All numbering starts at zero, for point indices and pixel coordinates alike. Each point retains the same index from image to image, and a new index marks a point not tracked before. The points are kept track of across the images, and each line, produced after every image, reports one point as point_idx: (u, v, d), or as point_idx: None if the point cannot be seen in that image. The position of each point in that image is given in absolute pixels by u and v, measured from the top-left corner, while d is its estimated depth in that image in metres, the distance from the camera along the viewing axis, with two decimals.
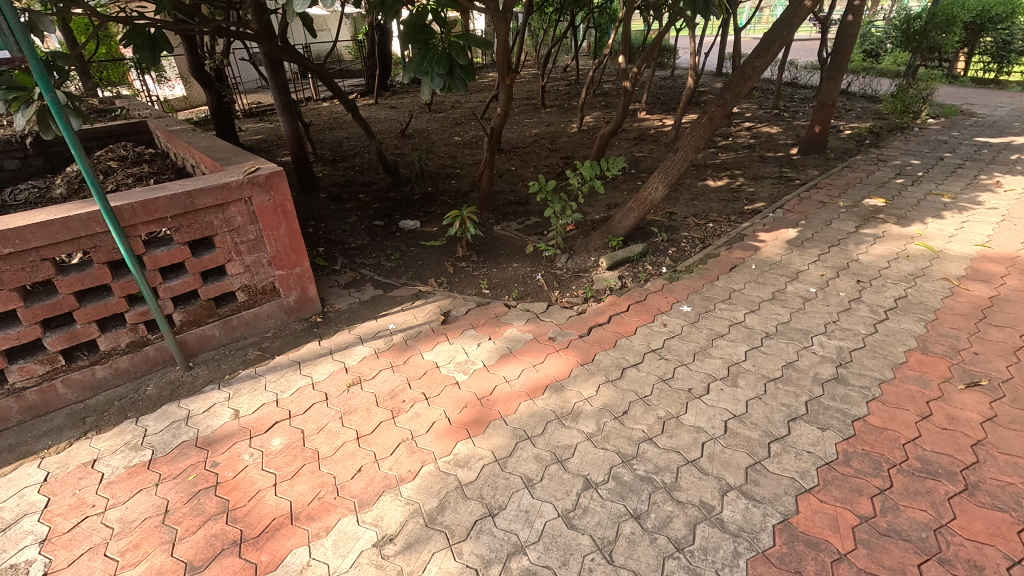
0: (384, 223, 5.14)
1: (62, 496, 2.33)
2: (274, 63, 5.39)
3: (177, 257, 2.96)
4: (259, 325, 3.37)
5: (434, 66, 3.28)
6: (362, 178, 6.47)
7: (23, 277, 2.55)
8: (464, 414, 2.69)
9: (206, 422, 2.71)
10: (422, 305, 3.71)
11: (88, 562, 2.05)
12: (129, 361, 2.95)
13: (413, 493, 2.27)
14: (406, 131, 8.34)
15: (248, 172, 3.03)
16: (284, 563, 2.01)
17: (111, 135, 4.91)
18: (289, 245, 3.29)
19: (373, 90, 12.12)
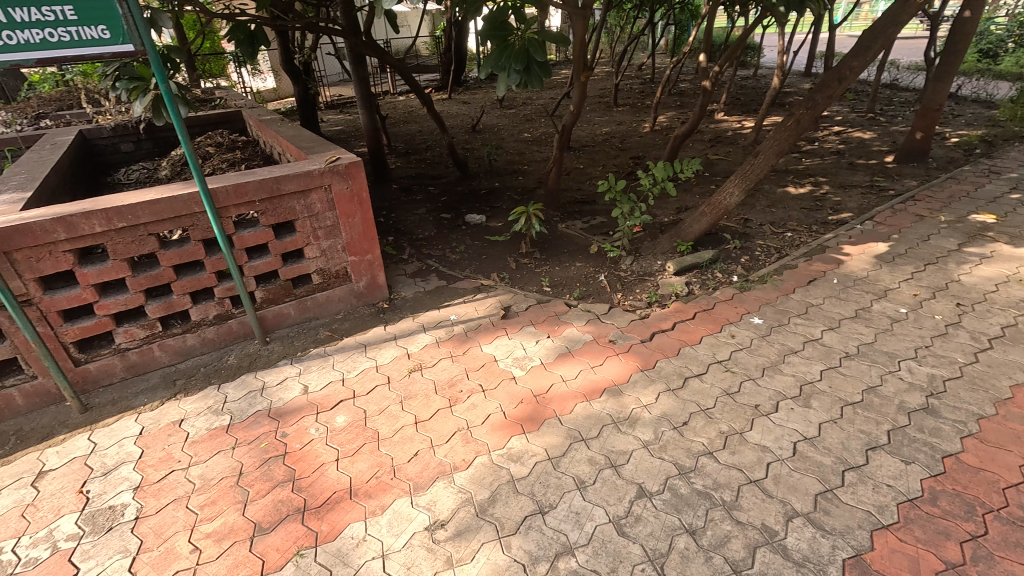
0: (451, 216, 5.26)
1: (153, 450, 2.56)
2: (357, 58, 5.63)
3: (262, 238, 3.17)
4: (331, 307, 3.55)
5: (511, 63, 3.32)
6: (432, 171, 6.65)
7: (133, 250, 2.82)
8: (519, 410, 2.70)
9: (279, 394, 2.89)
10: (484, 299, 3.76)
11: (173, 511, 2.25)
12: (215, 332, 3.20)
13: (465, 482, 2.31)
14: (477, 127, 8.47)
15: (329, 161, 3.20)
16: (342, 534, 2.11)
17: (211, 123, 5.34)
18: (362, 232, 3.44)
19: (447, 85, 12.41)
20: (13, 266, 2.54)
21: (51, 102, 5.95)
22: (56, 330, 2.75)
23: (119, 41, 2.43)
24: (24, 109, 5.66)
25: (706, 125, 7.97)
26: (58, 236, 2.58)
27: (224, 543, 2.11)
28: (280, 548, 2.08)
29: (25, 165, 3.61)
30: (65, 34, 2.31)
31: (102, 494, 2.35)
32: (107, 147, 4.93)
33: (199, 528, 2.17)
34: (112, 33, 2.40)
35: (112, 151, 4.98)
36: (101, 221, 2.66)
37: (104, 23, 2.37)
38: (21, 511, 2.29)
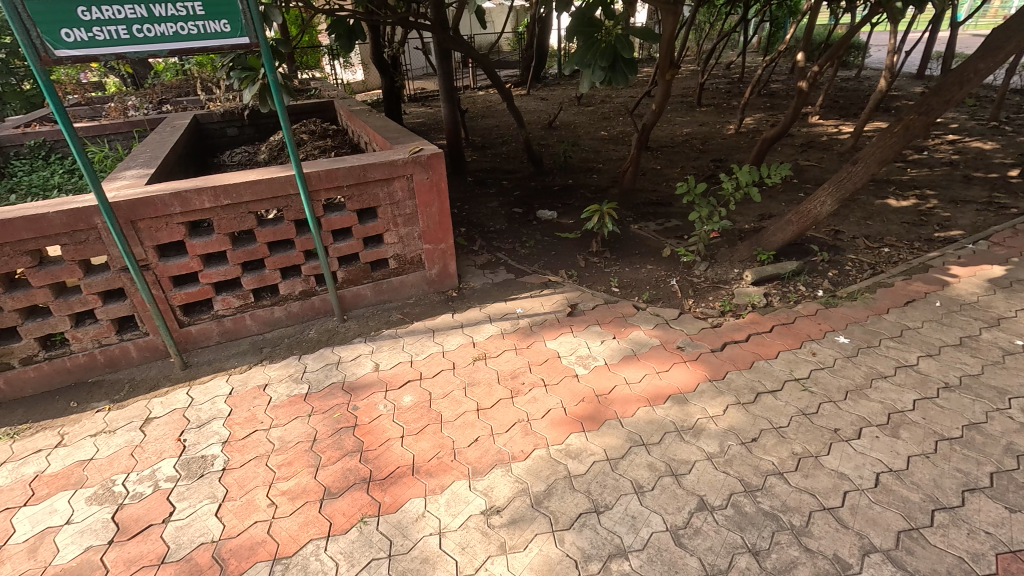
0: (523, 211, 5.30)
1: (240, 409, 2.81)
2: (443, 53, 5.80)
3: (347, 222, 3.35)
4: (404, 292, 3.71)
5: (597, 60, 3.30)
6: (507, 165, 6.73)
7: (235, 226, 3.09)
8: (580, 407, 2.70)
9: (352, 369, 3.07)
10: (551, 295, 3.77)
11: (255, 467, 2.46)
12: (299, 306, 3.44)
13: (522, 472, 2.34)
14: (554, 123, 8.47)
15: (413, 151, 3.33)
16: (403, 507, 2.21)
17: (306, 111, 5.70)
18: (439, 221, 3.56)
19: (526, 81, 12.49)
20: (136, 234, 2.86)
21: (172, 89, 6.60)
22: (167, 293, 3.07)
23: (237, 35, 2.67)
24: (149, 95, 6.33)
25: (798, 128, 7.50)
26: (174, 210, 2.87)
27: (297, 502, 2.27)
28: (346, 513, 2.21)
29: (149, 145, 4.03)
30: (193, 27, 2.55)
31: (197, 444, 2.60)
32: (216, 131, 5.41)
33: (277, 485, 2.36)
34: (232, 27, 2.64)
35: (220, 134, 5.45)
36: (210, 198, 2.93)
37: (225, 18, 2.61)
38: (130, 450, 2.58)
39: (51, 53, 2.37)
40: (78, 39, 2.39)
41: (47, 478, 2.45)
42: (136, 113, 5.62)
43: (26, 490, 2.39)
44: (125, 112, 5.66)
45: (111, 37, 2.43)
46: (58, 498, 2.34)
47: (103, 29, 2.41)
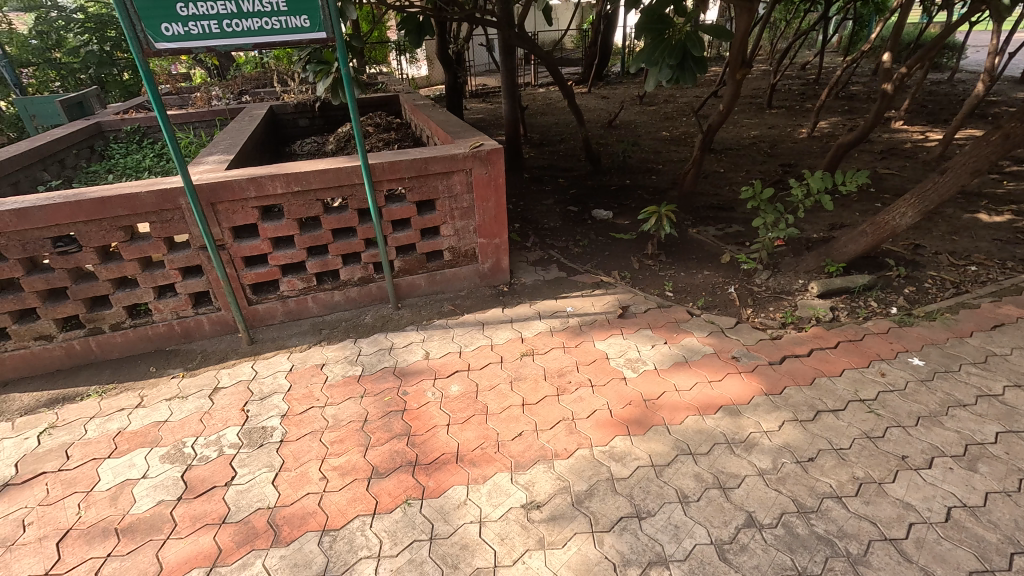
0: (578, 210, 5.27)
1: (299, 386, 2.96)
2: (507, 49, 5.84)
3: (406, 213, 3.45)
4: (457, 283, 3.78)
5: (665, 57, 3.24)
6: (564, 163, 6.70)
7: (303, 212, 3.25)
8: (626, 411, 2.66)
9: (404, 356, 3.16)
10: (602, 295, 3.73)
11: (310, 441, 2.59)
12: (357, 292, 3.58)
13: (565, 470, 2.34)
14: (614, 122, 8.35)
15: (473, 146, 3.38)
16: (446, 493, 2.27)
17: (372, 104, 5.91)
18: (494, 216, 3.60)
19: (588, 79, 12.38)
20: (215, 216, 3.06)
21: (252, 81, 7.01)
22: (239, 272, 3.27)
23: (315, 29, 2.80)
24: (231, 86, 6.74)
25: (878, 134, 7.02)
26: (249, 194, 3.06)
27: (347, 478, 2.37)
28: (391, 493, 2.29)
29: (230, 133, 4.31)
30: (276, 22, 2.70)
31: (258, 415, 2.77)
32: (289, 121, 5.71)
33: (329, 460, 2.47)
34: (311, 22, 2.78)
35: (293, 125, 5.74)
36: (282, 184, 3.09)
37: (306, 14, 2.75)
38: (199, 416, 2.78)
39: (151, 45, 2.58)
40: (176, 33, 2.58)
41: (128, 434, 2.68)
42: (220, 103, 6.02)
43: (110, 444, 2.63)
44: (210, 102, 6.07)
45: (203, 32, 2.61)
46: (137, 454, 2.56)
47: (198, 24, 2.59)
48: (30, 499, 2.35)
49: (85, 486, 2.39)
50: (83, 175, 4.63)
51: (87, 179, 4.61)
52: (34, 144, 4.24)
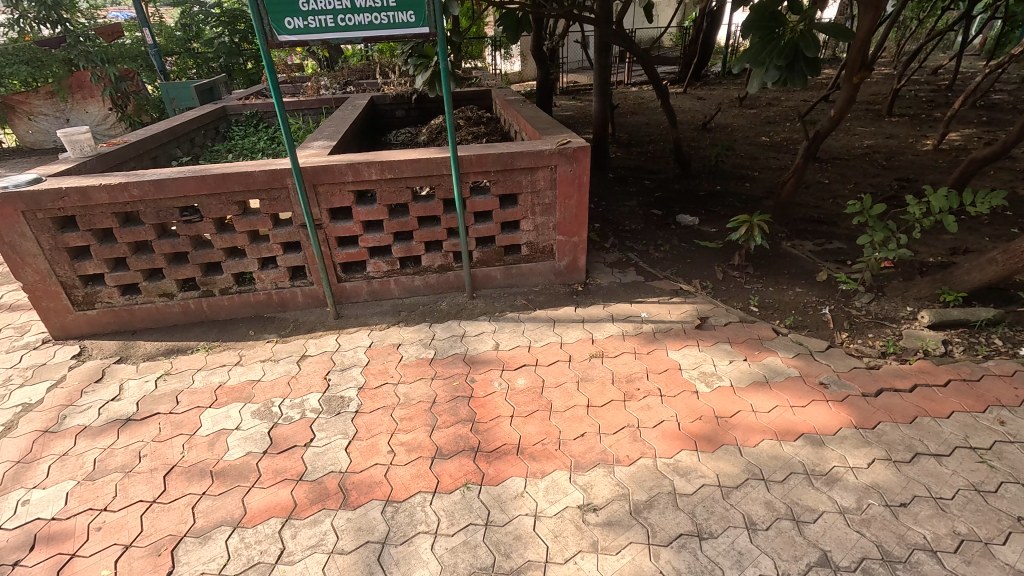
0: (662, 213, 5.11)
1: (376, 362, 3.13)
2: (603, 47, 5.76)
3: (489, 206, 3.52)
4: (532, 279, 3.81)
5: (774, 57, 3.05)
6: (651, 165, 6.51)
7: (394, 198, 3.41)
8: (696, 425, 2.56)
9: (475, 345, 3.24)
10: (680, 304, 3.60)
11: (382, 415, 2.73)
12: (436, 279, 3.71)
13: (625, 477, 2.30)
14: (709, 124, 7.98)
15: (560, 143, 3.38)
16: (504, 483, 2.31)
17: (465, 98, 6.08)
18: (575, 214, 3.58)
19: (685, 78, 11.92)
20: (316, 196, 3.30)
21: (357, 72, 7.45)
22: (332, 251, 3.51)
23: (420, 25, 2.93)
24: (339, 77, 7.22)
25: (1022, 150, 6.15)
26: (347, 178, 3.26)
27: (412, 455, 2.48)
28: (453, 475, 2.37)
29: (334, 121, 4.61)
30: (385, 17, 2.86)
31: (338, 385, 2.97)
32: (387, 112, 6.02)
33: (398, 435, 2.60)
34: (416, 17, 2.90)
35: (390, 115, 6.05)
36: (377, 171, 3.27)
37: (412, 9, 2.88)
38: (287, 379, 3.03)
39: (275, 37, 2.82)
40: (297, 27, 2.80)
41: (227, 388, 2.99)
42: (327, 92, 6.46)
43: (212, 395, 2.94)
44: (319, 91, 6.54)
45: (320, 25, 2.81)
46: (233, 407, 2.84)
47: (316, 18, 2.80)
48: (145, 435, 2.68)
49: (190, 430, 2.69)
50: (208, 154, 5.17)
51: (211, 157, 5.15)
52: (172, 124, 4.79)
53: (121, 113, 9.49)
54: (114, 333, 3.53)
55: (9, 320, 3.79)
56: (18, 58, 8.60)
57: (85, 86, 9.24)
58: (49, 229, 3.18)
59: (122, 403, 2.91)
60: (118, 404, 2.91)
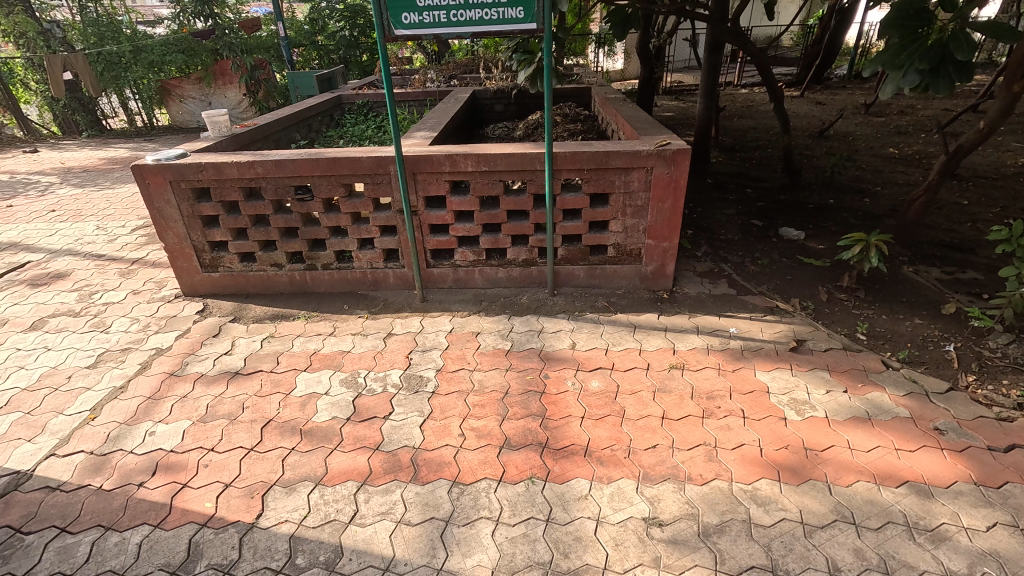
0: (762, 224, 4.78)
1: (455, 347, 3.25)
2: (714, 45, 5.47)
3: (579, 204, 3.50)
4: (616, 281, 3.74)
5: (914, 60, 2.74)
6: (755, 172, 6.11)
7: (486, 191, 3.49)
8: (780, 454, 2.38)
9: (552, 341, 3.25)
10: (774, 322, 3.36)
11: (456, 399, 2.83)
12: (519, 272, 3.76)
13: (695, 496, 2.20)
14: (826, 131, 7.33)
15: (659, 144, 3.27)
16: (569, 483, 2.30)
17: (564, 95, 6.06)
18: (668, 219, 3.46)
19: (803, 81, 11.03)
20: (414, 184, 3.46)
21: (462, 66, 7.67)
22: (424, 237, 3.67)
23: (527, 21, 2.95)
24: (444, 70, 7.48)
25: None
26: (444, 169, 3.39)
27: (482, 441, 2.55)
28: (519, 466, 2.40)
29: (437, 113, 4.80)
30: (495, 14, 2.92)
31: (418, 364, 3.11)
32: (487, 106, 6.16)
33: (470, 420, 2.68)
34: (525, 13, 2.93)
35: (489, 109, 6.19)
36: (473, 163, 3.36)
37: (521, 5, 2.91)
38: (373, 354, 3.23)
39: (391, 31, 2.99)
40: (412, 21, 2.95)
41: (320, 355, 3.24)
42: (432, 85, 6.74)
43: (307, 360, 3.21)
44: (425, 84, 6.83)
45: (433, 21, 2.94)
46: (324, 373, 3.08)
47: (430, 13, 2.92)
48: (249, 388, 2.98)
49: (286, 389, 2.96)
50: (322, 139, 5.61)
51: (325, 143, 5.57)
52: (295, 110, 5.25)
53: (252, 98, 10.53)
54: (231, 295, 3.96)
55: (151, 275, 4.38)
56: (176, 47, 9.92)
57: (227, 73, 10.38)
58: (188, 199, 3.62)
59: (233, 357, 3.26)
60: (230, 358, 3.26)
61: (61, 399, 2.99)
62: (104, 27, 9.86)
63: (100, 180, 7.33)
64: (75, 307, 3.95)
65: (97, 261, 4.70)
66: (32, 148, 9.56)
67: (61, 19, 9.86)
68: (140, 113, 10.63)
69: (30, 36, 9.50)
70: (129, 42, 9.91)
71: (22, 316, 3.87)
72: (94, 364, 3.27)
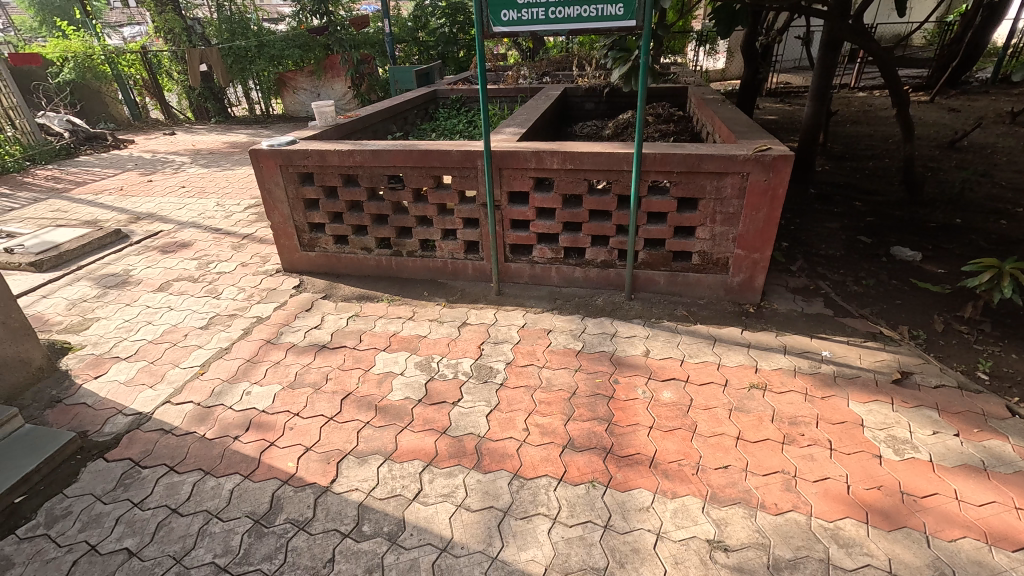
0: (871, 241, 4.36)
1: (526, 342, 3.27)
2: (831, 44, 5.04)
3: (665, 207, 3.38)
4: (697, 290, 3.58)
5: None
6: (867, 184, 5.57)
7: (570, 189, 3.47)
8: (871, 494, 2.17)
9: (624, 346, 3.18)
10: (876, 350, 3.06)
11: (523, 393, 2.86)
12: (596, 273, 3.71)
13: (767, 526, 2.06)
14: (959, 142, 6.51)
15: (758, 150, 3.08)
16: (632, 492, 2.25)
17: (659, 95, 5.87)
18: (762, 229, 3.25)
19: (936, 85, 9.86)
20: (499, 179, 3.52)
21: (555, 63, 7.65)
22: (505, 232, 3.73)
23: (627, 18, 2.88)
24: (538, 67, 7.53)
25: None
26: (530, 165, 3.42)
27: (546, 438, 2.55)
28: (581, 468, 2.38)
29: (527, 109, 4.84)
30: (594, 10, 2.88)
31: (489, 356, 3.18)
32: (577, 104, 6.12)
33: (536, 416, 2.70)
34: (625, 10, 2.87)
35: (580, 107, 6.15)
36: (559, 161, 3.36)
37: (622, 2, 2.85)
38: (447, 341, 3.34)
39: (491, 28, 3.05)
40: (511, 18, 2.99)
41: (399, 337, 3.40)
42: (525, 82, 6.81)
43: (387, 340, 3.38)
44: (518, 81, 6.92)
45: (531, 18, 2.96)
46: (401, 354, 3.24)
47: (530, 10, 2.94)
48: (334, 362, 3.20)
49: (366, 366, 3.14)
50: (416, 132, 5.85)
51: (418, 135, 5.82)
52: (394, 104, 5.51)
53: (356, 91, 11.22)
54: (324, 274, 4.26)
55: (258, 250, 4.81)
56: (294, 43, 10.77)
57: (336, 67, 11.14)
58: (294, 182, 3.93)
59: (322, 331, 3.52)
60: (319, 332, 3.52)
61: (177, 353, 3.38)
62: (235, 24, 10.97)
63: (223, 162, 8.16)
64: (194, 274, 4.44)
65: (215, 234, 5.25)
66: (171, 131, 10.83)
67: (201, 17, 11.12)
68: (260, 102, 11.69)
69: (176, 31, 10.78)
70: (256, 38, 10.89)
71: (153, 277, 4.41)
72: (206, 325, 3.67)
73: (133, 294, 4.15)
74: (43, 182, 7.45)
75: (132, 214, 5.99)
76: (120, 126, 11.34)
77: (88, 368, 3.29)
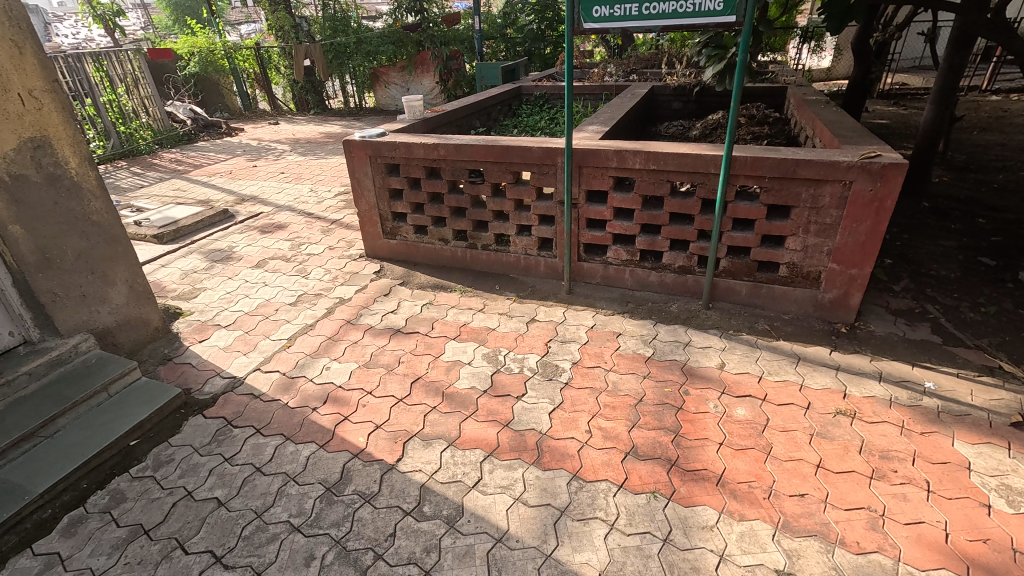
0: (994, 264, 3.87)
1: (594, 343, 3.23)
2: (960, 41, 4.51)
3: (753, 214, 3.19)
4: (783, 304, 3.36)
5: None
6: (995, 199, 4.94)
7: (651, 190, 3.37)
8: (974, 547, 1.94)
9: (698, 357, 3.05)
10: (992, 387, 2.71)
11: (587, 394, 2.83)
12: (672, 279, 3.59)
13: (846, 565, 1.90)
14: None
15: (865, 156, 2.83)
16: (695, 508, 2.16)
17: (753, 95, 5.55)
18: (863, 243, 2.99)
19: None
20: (578, 177, 3.49)
21: (643, 61, 7.44)
22: (580, 230, 3.69)
23: (726, 13, 2.75)
24: (626, 64, 7.36)
25: None
26: (611, 164, 3.36)
27: (608, 443, 2.51)
28: (643, 477, 2.32)
29: (612, 108, 4.75)
30: (691, 6, 2.78)
31: (556, 354, 3.17)
32: (663, 103, 5.92)
33: (599, 419, 2.66)
34: (724, 5, 2.74)
35: (666, 107, 5.95)
36: (642, 160, 3.27)
37: None
38: (515, 335, 3.37)
39: (581, 24, 3.02)
40: (602, 15, 2.94)
41: (468, 328, 3.48)
42: (611, 80, 6.69)
43: (456, 330, 3.47)
44: (603, 78, 6.80)
45: (622, 14, 2.90)
46: (470, 345, 3.31)
47: (621, 7, 2.89)
48: (406, 346, 3.33)
49: (436, 353, 3.25)
50: (498, 128, 5.93)
51: (500, 131, 5.90)
52: (478, 100, 5.62)
53: (443, 87, 11.57)
54: (402, 262, 4.44)
55: (344, 235, 5.11)
56: (388, 39, 11.34)
57: (426, 63, 11.53)
58: (381, 173, 4.12)
59: (397, 316, 3.67)
60: (394, 316, 3.68)
61: (268, 325, 3.67)
62: (338, 22, 11.70)
63: (318, 151, 8.73)
64: (287, 254, 4.79)
65: (308, 218, 5.63)
66: (275, 121, 11.74)
67: (308, 15, 11.94)
68: (354, 95, 12.37)
69: (286, 29, 11.65)
70: (355, 34, 11.53)
71: (252, 255, 4.81)
72: (294, 302, 3.95)
73: (235, 269, 4.56)
74: (168, 164, 8.36)
75: (238, 196, 6.56)
76: (232, 115, 12.43)
77: (194, 332, 3.65)
